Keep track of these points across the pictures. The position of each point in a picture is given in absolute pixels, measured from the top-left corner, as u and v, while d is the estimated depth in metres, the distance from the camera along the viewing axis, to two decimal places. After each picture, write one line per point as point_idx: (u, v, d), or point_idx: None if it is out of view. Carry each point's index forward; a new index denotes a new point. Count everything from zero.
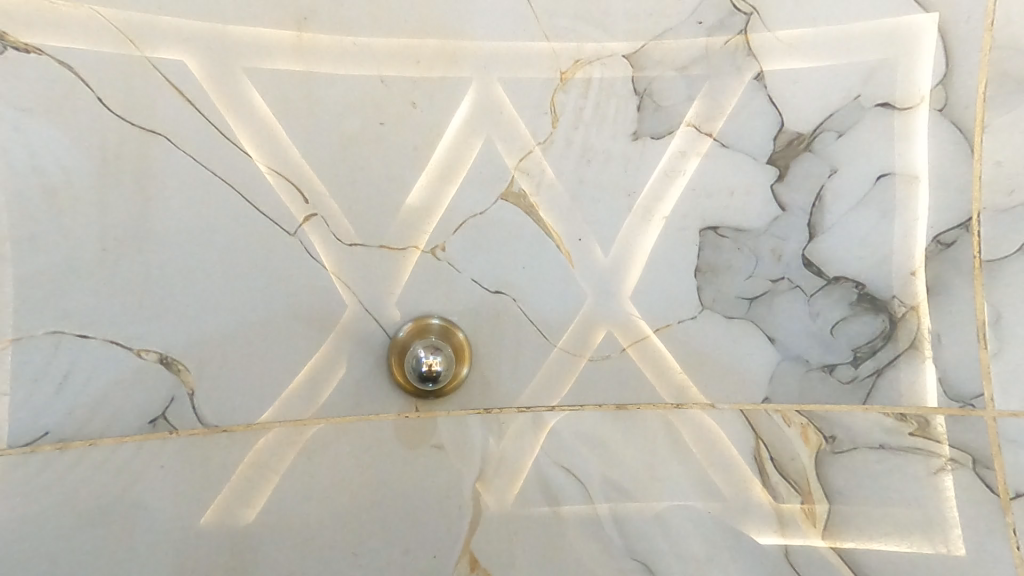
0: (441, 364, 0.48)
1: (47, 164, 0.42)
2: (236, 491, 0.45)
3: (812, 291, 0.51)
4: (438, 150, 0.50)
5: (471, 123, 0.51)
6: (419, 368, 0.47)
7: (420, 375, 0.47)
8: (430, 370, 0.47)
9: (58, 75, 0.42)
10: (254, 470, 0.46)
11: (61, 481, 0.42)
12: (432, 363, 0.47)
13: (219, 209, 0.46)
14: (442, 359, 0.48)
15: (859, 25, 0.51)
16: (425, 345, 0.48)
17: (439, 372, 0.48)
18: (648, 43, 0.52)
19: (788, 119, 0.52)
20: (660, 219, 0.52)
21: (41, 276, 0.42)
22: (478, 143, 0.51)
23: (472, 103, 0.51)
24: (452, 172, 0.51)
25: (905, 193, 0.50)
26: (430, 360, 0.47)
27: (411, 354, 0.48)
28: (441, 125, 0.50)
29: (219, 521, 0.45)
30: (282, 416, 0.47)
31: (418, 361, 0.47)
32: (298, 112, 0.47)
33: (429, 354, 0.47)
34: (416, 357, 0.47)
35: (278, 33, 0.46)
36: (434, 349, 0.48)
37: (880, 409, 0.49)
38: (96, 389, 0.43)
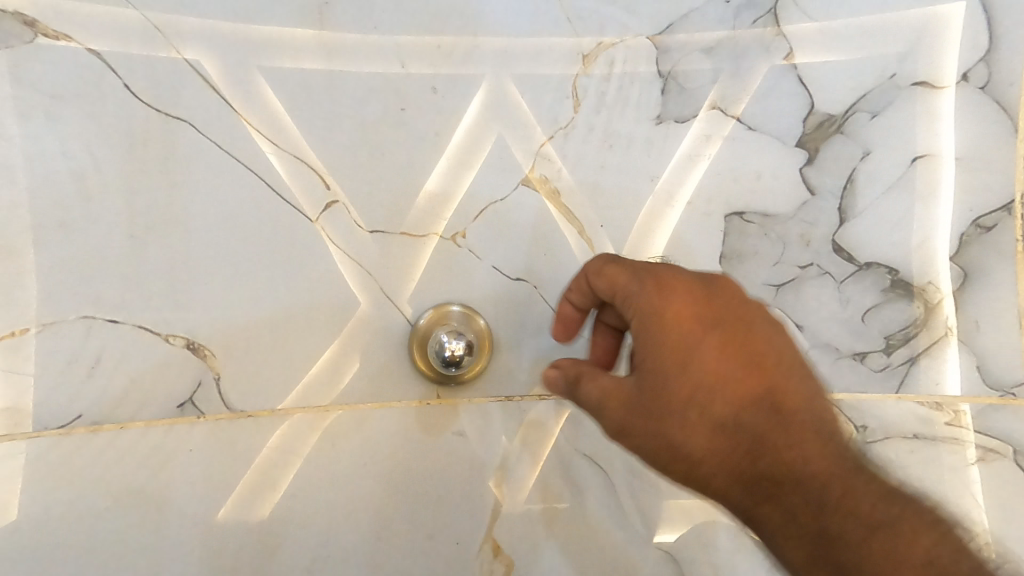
0: (463, 350, 0.49)
1: (77, 151, 0.43)
2: (261, 474, 0.46)
3: (842, 278, 0.50)
4: (458, 135, 0.51)
5: (491, 112, 0.51)
6: (442, 353, 0.49)
7: (443, 360, 0.49)
8: (453, 354, 0.49)
9: (85, 62, 0.43)
10: (278, 454, 0.47)
11: (91, 465, 0.43)
12: (455, 348, 0.49)
13: (248, 195, 0.47)
14: (465, 344, 0.49)
15: (896, 9, 0.50)
16: (448, 331, 0.49)
17: (461, 357, 0.49)
18: (673, 24, 0.51)
19: (818, 100, 0.50)
20: (680, 203, 0.52)
21: (74, 261, 0.43)
22: (497, 133, 0.51)
23: (490, 91, 0.51)
24: (473, 160, 0.51)
25: (937, 179, 0.49)
26: (453, 346, 0.49)
27: (433, 339, 0.49)
28: (463, 110, 0.51)
29: (247, 505, 0.46)
30: (309, 399, 0.48)
31: (441, 346, 0.49)
32: (322, 99, 0.49)
33: (452, 340, 0.49)
34: (439, 342, 0.49)
35: (302, 23, 0.48)
36: (457, 334, 0.49)
37: (913, 398, 0.48)
38: (126, 374, 0.44)
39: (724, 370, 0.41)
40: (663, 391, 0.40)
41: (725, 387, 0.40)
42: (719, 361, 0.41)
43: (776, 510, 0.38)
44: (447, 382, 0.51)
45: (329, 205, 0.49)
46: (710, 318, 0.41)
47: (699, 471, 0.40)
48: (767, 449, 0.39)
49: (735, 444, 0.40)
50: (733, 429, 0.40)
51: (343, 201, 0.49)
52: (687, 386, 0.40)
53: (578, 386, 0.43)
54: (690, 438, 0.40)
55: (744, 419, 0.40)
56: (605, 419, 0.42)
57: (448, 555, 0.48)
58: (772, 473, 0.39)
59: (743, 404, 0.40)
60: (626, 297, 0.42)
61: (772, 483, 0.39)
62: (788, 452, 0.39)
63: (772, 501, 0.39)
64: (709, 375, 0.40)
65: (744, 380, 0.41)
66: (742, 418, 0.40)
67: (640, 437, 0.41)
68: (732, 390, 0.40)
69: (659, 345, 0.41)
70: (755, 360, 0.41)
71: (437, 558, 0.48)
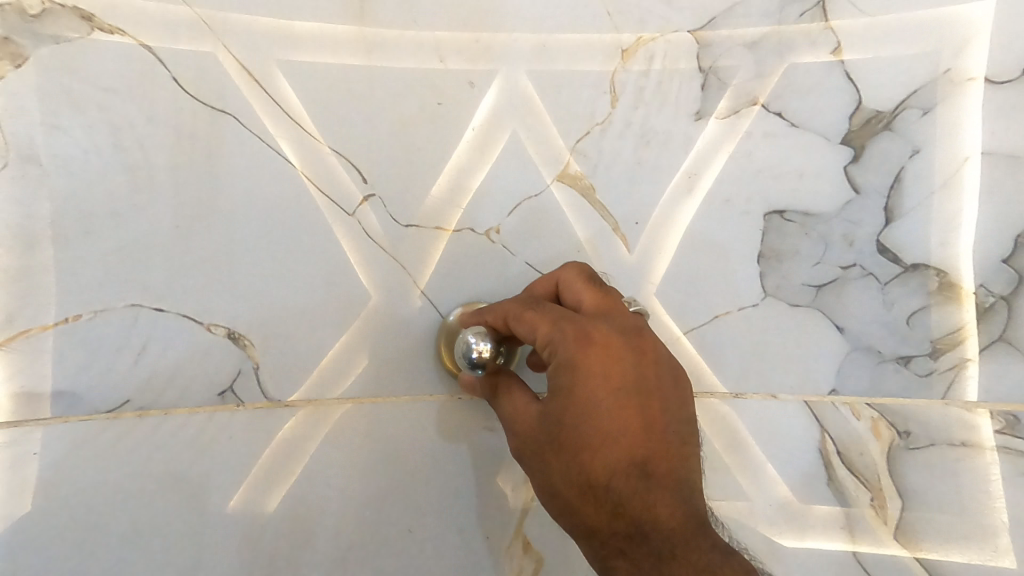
0: (491, 352, 0.44)
1: (128, 143, 0.44)
2: (272, 463, 0.46)
3: (886, 279, 0.49)
4: (475, 113, 0.51)
5: (511, 92, 0.51)
6: (468, 355, 0.44)
7: (470, 362, 0.44)
8: (479, 358, 0.44)
9: (138, 56, 0.44)
10: (285, 445, 0.47)
11: (135, 450, 0.44)
12: (481, 351, 0.44)
13: (288, 188, 0.48)
14: (493, 345, 0.44)
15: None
16: (474, 331, 0.44)
17: (489, 360, 0.44)
18: (715, 18, 0.50)
19: (866, 96, 0.49)
20: (700, 186, 0.51)
21: (124, 250, 0.44)
22: (510, 115, 0.51)
23: (506, 76, 0.51)
24: (492, 142, 0.51)
25: (973, 175, 0.48)
26: (480, 347, 0.43)
27: (459, 339, 0.44)
28: (483, 90, 0.51)
29: (260, 489, 0.46)
30: (338, 391, 0.48)
31: (468, 347, 0.44)
32: (362, 94, 0.49)
33: (480, 341, 0.43)
34: (466, 343, 0.44)
35: (344, 16, 0.48)
36: (485, 335, 0.44)
37: (962, 405, 0.47)
38: (170, 361, 0.45)
39: (608, 431, 0.38)
40: (555, 436, 0.39)
41: (609, 446, 0.38)
42: (608, 421, 0.38)
43: (629, 567, 0.37)
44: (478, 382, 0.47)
45: (367, 198, 0.49)
46: (610, 369, 0.39)
47: (567, 517, 0.39)
48: (629, 515, 0.37)
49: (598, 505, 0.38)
50: (599, 490, 0.38)
51: (380, 194, 0.50)
52: (573, 439, 0.38)
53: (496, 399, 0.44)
54: (567, 486, 0.39)
55: (615, 485, 0.38)
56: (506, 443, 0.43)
57: (477, 549, 0.49)
58: (627, 533, 0.37)
59: (619, 465, 0.38)
60: (544, 338, 0.40)
61: (624, 541, 0.37)
62: (644, 516, 0.37)
63: (624, 555, 0.37)
64: (605, 425, 0.38)
65: (638, 436, 0.38)
66: (612, 481, 0.38)
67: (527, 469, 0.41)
68: (616, 451, 0.38)
69: (561, 390, 0.39)
70: (649, 419, 0.39)
71: (468, 553, 0.49)
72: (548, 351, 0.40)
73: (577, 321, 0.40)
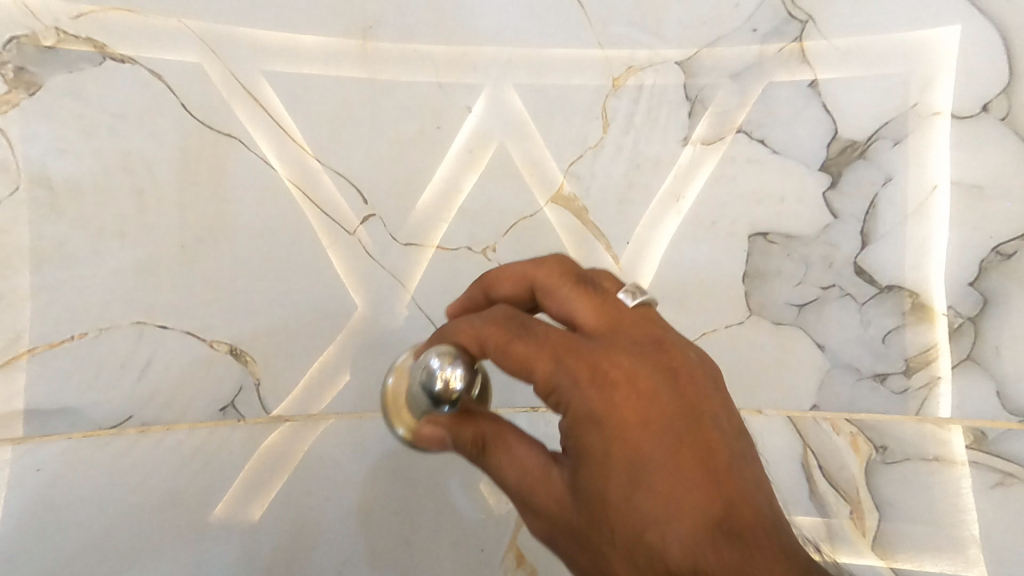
0: (462, 380, 0.35)
1: (136, 165, 0.45)
2: (257, 472, 0.47)
3: (863, 299, 0.51)
4: (463, 129, 0.53)
5: (499, 110, 0.53)
6: (432, 386, 0.35)
7: (435, 393, 0.35)
8: (447, 389, 0.35)
9: (147, 83, 0.46)
10: (272, 455, 0.48)
11: (136, 466, 0.44)
12: (451, 380, 0.35)
13: (291, 209, 0.49)
14: (465, 373, 0.35)
15: (912, 33, 0.51)
16: (440, 352, 0.36)
17: (459, 390, 0.35)
18: (701, 49, 0.53)
19: (842, 126, 0.52)
20: (681, 203, 0.53)
21: (129, 269, 0.45)
22: (500, 138, 0.53)
23: (493, 94, 0.53)
24: (480, 158, 0.53)
25: (942, 201, 0.50)
26: (446, 373, 0.35)
27: (420, 365, 0.36)
28: (472, 109, 0.53)
29: (244, 500, 0.46)
30: (319, 406, 0.50)
31: (432, 374, 0.35)
32: (364, 119, 0.51)
33: (446, 366, 0.35)
34: (428, 368, 0.36)
35: (347, 42, 0.50)
36: (454, 358, 0.35)
37: (934, 422, 0.49)
38: (173, 377, 0.46)
39: (666, 486, 0.31)
40: (599, 512, 0.31)
41: (674, 507, 0.30)
42: (658, 472, 0.31)
43: None
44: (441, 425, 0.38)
45: (367, 217, 0.51)
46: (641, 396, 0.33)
47: None
48: None
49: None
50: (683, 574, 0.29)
51: (380, 214, 0.52)
52: (625, 510, 0.31)
53: (484, 457, 0.34)
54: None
55: (700, 562, 0.29)
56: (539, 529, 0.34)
57: (471, 561, 0.50)
58: None
59: (695, 531, 0.30)
60: (548, 381, 0.33)
61: None
62: None
63: None
64: (658, 478, 0.31)
65: (703, 485, 0.31)
66: (697, 556, 0.29)
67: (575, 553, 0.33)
68: (685, 510, 0.30)
69: (589, 445, 0.32)
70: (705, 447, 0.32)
71: (462, 566, 0.50)
72: (557, 396, 0.33)
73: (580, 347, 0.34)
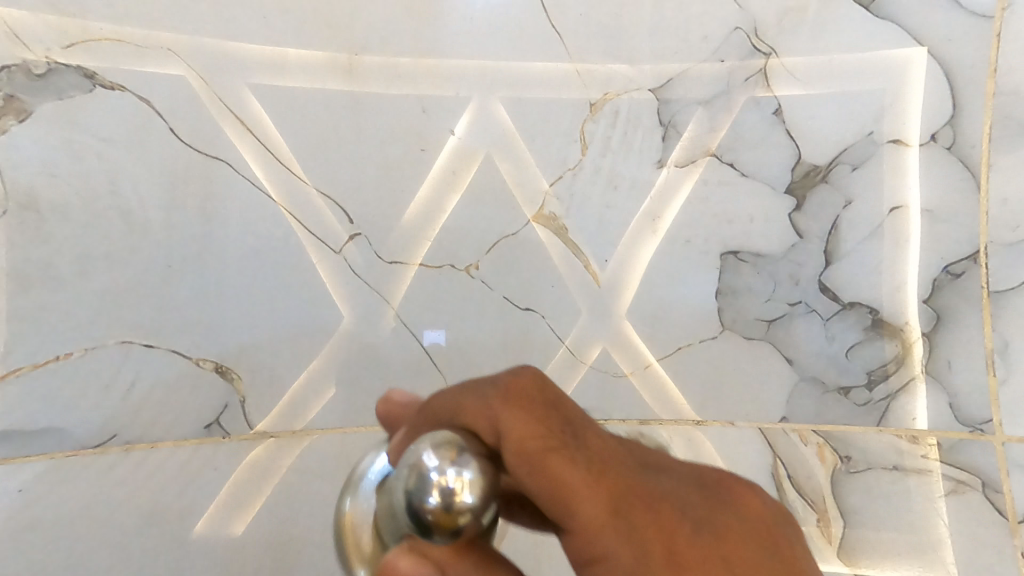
0: (473, 489, 0.25)
1: (124, 188, 0.46)
2: (239, 490, 0.48)
3: (828, 315, 0.54)
4: (446, 151, 0.55)
5: (481, 132, 0.55)
6: (424, 498, 0.25)
7: (430, 509, 0.25)
8: (444, 507, 0.24)
9: (136, 108, 0.47)
10: (255, 471, 0.48)
11: (120, 484, 0.45)
12: (455, 489, 0.25)
13: (277, 228, 0.50)
14: (476, 480, 0.25)
15: (878, 57, 0.53)
16: (438, 444, 0.26)
17: (467, 505, 0.25)
18: (673, 78, 0.56)
19: (805, 151, 0.55)
20: (659, 222, 0.56)
21: (116, 290, 0.46)
22: (483, 160, 0.55)
23: (476, 117, 0.55)
24: (464, 178, 0.55)
25: (901, 222, 0.53)
26: (448, 478, 0.25)
27: (409, 462, 0.25)
28: (454, 132, 0.55)
29: (227, 514, 0.47)
30: (303, 421, 0.51)
31: (426, 477, 0.25)
32: (349, 141, 0.53)
33: (448, 468, 0.25)
34: (422, 468, 0.25)
35: (333, 60, 0.52)
36: (457, 455, 0.25)
37: (893, 431, 0.52)
38: (159, 395, 0.46)
39: None
40: None
41: None
42: None
43: None
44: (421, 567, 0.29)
45: (353, 237, 0.53)
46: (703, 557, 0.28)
47: None
48: None
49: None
50: None
51: (366, 234, 0.53)
52: None
53: None
54: None
55: None
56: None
57: None
58: None
59: None
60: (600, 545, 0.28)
61: None
62: None
63: None
64: None
65: None
66: None
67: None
68: None
69: None
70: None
71: None
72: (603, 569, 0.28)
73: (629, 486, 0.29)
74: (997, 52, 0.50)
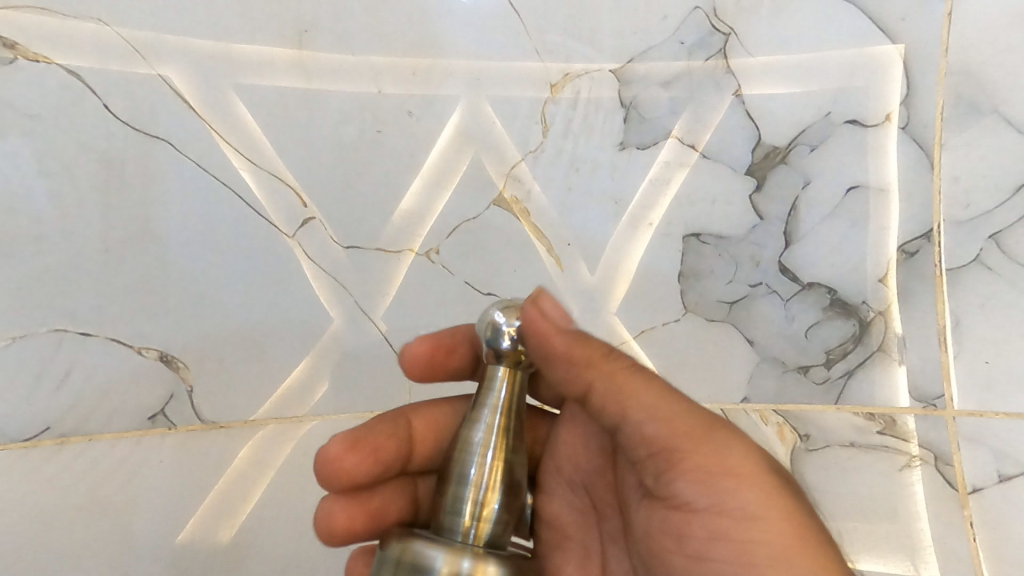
0: (528, 338, 0.37)
1: (54, 168, 0.44)
2: (217, 506, 0.46)
3: (788, 296, 0.54)
4: (430, 155, 0.54)
5: (464, 133, 0.54)
6: (500, 342, 0.37)
7: (503, 349, 0.37)
8: (513, 346, 0.37)
9: (65, 83, 0.44)
10: (232, 487, 0.46)
11: (55, 478, 0.43)
12: (518, 336, 0.37)
13: (224, 212, 0.48)
14: (532, 330, 0.37)
15: (852, 47, 0.53)
16: (505, 308, 0.37)
17: (526, 345, 0.37)
18: (634, 59, 0.55)
19: (764, 132, 0.55)
20: (648, 226, 0.55)
21: (50, 275, 0.44)
22: (473, 157, 0.55)
23: (462, 121, 0.54)
24: (448, 180, 0.54)
25: (862, 204, 0.53)
26: (513, 330, 0.37)
27: (485, 320, 0.38)
28: (434, 133, 0.54)
29: (214, 518, 0.46)
30: (306, 407, 0.50)
31: (499, 331, 0.37)
32: (300, 122, 0.51)
33: (511, 323, 0.37)
34: (494, 326, 0.37)
35: (280, 46, 0.50)
36: (520, 313, 0.37)
37: (851, 409, 0.51)
38: (98, 386, 0.44)
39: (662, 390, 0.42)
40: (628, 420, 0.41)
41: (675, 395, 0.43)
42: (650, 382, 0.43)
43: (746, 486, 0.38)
44: (502, 531, 0.35)
45: (306, 221, 0.51)
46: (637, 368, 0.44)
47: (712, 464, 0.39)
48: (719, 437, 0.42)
49: (793, 496, 0.37)
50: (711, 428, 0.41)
51: (321, 218, 0.51)
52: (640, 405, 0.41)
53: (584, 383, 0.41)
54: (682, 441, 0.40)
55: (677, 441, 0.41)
56: (648, 419, 0.39)
57: None
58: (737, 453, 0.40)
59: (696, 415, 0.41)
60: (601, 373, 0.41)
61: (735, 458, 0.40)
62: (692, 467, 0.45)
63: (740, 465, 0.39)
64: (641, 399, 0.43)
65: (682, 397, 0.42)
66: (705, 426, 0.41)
67: (682, 451, 0.38)
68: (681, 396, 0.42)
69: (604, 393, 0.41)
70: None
71: None
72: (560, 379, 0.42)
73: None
74: (949, 33, 0.51)
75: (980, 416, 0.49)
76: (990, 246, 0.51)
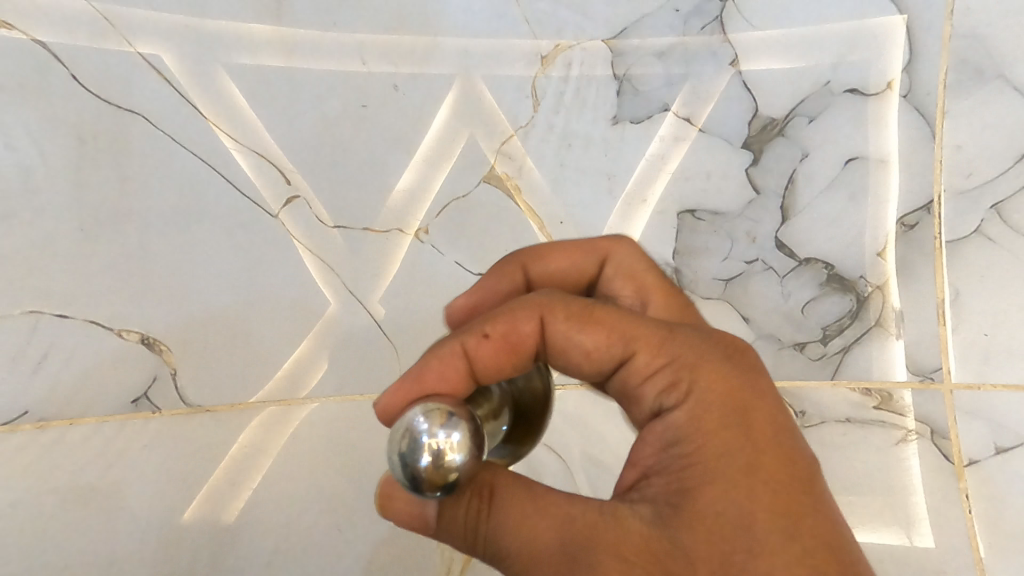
0: (460, 449, 0.28)
1: (22, 145, 0.42)
2: (222, 484, 0.45)
3: (784, 272, 0.53)
4: (426, 134, 0.52)
5: (459, 112, 0.53)
6: (416, 458, 0.28)
7: (424, 468, 0.28)
8: (436, 463, 0.27)
9: (31, 53, 0.43)
10: (235, 466, 0.46)
11: (34, 464, 0.42)
12: (443, 448, 0.28)
13: (203, 189, 0.47)
14: (461, 440, 0.28)
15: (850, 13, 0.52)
16: (428, 410, 0.28)
17: (457, 459, 0.28)
18: (627, 28, 0.53)
19: (762, 103, 0.53)
20: (646, 205, 0.54)
21: (24, 255, 0.42)
22: (469, 135, 0.53)
23: (459, 100, 0.53)
24: (442, 161, 0.53)
25: (860, 177, 0.52)
26: (437, 441, 0.28)
27: (402, 427, 0.28)
28: (427, 111, 0.52)
29: (217, 500, 0.45)
30: (302, 391, 0.49)
31: (419, 442, 0.28)
32: (282, 95, 0.49)
33: (435, 432, 0.28)
34: (414, 436, 0.28)
35: (260, 15, 0.48)
36: (444, 419, 0.28)
37: (847, 384, 0.51)
38: (77, 368, 0.43)
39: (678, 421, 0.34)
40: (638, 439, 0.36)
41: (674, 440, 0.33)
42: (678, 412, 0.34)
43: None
44: None
45: (291, 200, 0.49)
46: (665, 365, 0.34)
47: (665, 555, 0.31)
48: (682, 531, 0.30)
49: None
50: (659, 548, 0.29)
51: (306, 197, 0.50)
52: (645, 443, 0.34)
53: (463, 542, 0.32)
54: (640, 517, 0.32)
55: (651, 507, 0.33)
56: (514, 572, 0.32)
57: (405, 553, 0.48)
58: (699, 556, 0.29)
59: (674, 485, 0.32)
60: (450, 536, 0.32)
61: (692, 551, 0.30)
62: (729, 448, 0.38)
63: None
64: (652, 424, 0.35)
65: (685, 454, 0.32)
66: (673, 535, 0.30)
67: None
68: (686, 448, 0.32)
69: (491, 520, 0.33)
70: (726, 470, 0.31)
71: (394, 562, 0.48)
72: None
73: (614, 323, 0.36)
74: None
75: (976, 388, 0.49)
76: (991, 216, 0.50)
